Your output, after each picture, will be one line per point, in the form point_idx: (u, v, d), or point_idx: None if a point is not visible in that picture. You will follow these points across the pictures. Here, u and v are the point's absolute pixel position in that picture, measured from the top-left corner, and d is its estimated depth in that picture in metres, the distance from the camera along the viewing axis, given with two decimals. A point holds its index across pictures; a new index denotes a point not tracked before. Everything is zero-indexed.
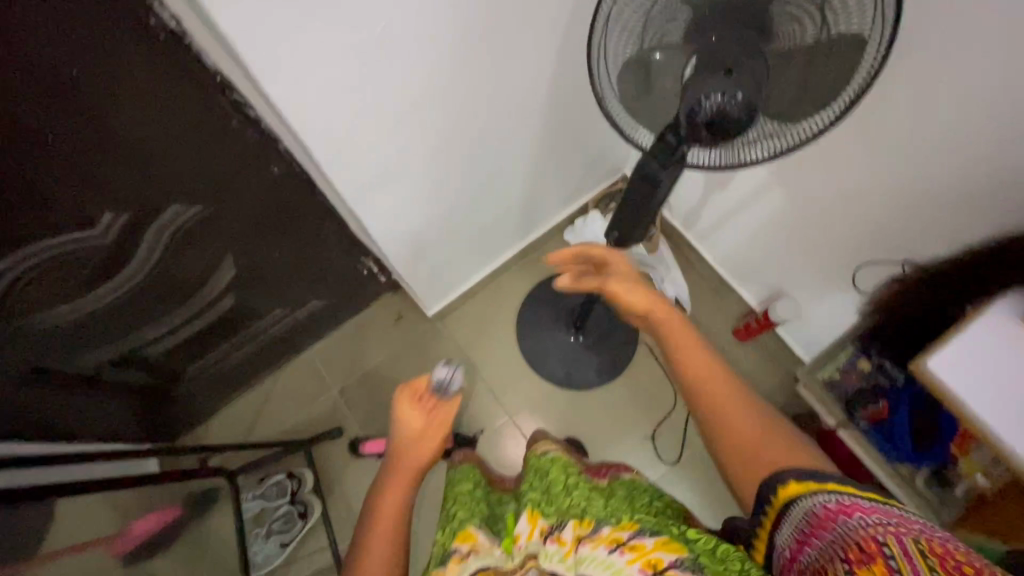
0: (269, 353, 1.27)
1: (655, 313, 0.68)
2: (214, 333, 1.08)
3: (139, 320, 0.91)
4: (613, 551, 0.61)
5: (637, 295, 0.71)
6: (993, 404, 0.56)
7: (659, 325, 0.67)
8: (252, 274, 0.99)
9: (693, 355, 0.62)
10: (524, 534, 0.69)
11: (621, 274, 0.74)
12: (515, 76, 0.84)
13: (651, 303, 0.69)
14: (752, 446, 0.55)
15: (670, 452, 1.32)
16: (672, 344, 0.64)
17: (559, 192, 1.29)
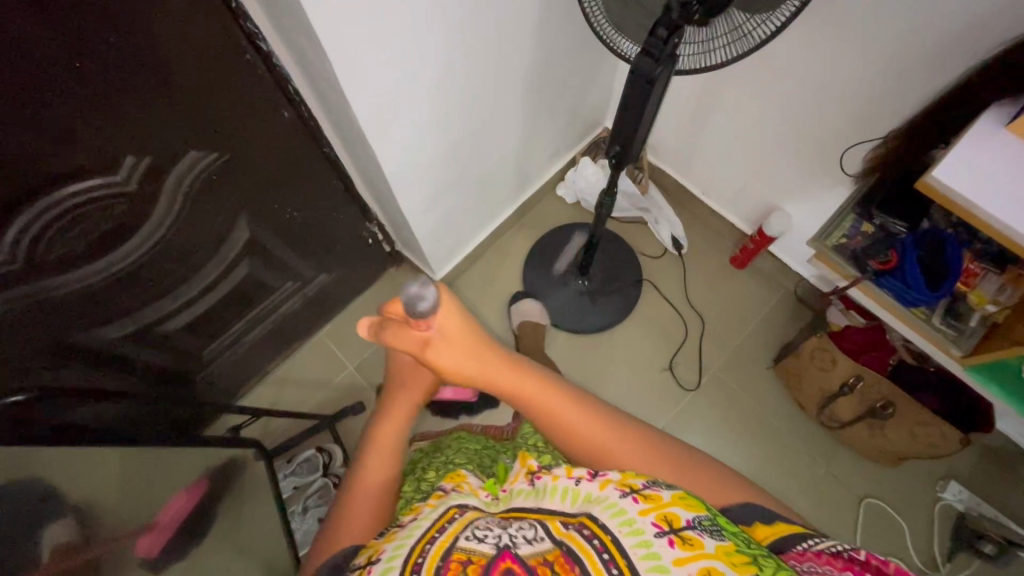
0: (282, 334, 1.27)
1: (522, 383, 0.75)
2: (226, 311, 1.07)
3: (158, 288, 0.89)
4: (623, 493, 0.55)
5: (468, 361, 0.76)
6: (1008, 201, 0.57)
7: (526, 399, 0.74)
8: (266, 236, 1.00)
9: (575, 433, 0.72)
10: (512, 478, 0.64)
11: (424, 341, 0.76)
12: (508, 4, 0.87)
13: (492, 372, 0.76)
14: (667, 467, 0.67)
15: (689, 379, 1.34)
16: (557, 422, 0.73)
17: (544, 146, 1.34)
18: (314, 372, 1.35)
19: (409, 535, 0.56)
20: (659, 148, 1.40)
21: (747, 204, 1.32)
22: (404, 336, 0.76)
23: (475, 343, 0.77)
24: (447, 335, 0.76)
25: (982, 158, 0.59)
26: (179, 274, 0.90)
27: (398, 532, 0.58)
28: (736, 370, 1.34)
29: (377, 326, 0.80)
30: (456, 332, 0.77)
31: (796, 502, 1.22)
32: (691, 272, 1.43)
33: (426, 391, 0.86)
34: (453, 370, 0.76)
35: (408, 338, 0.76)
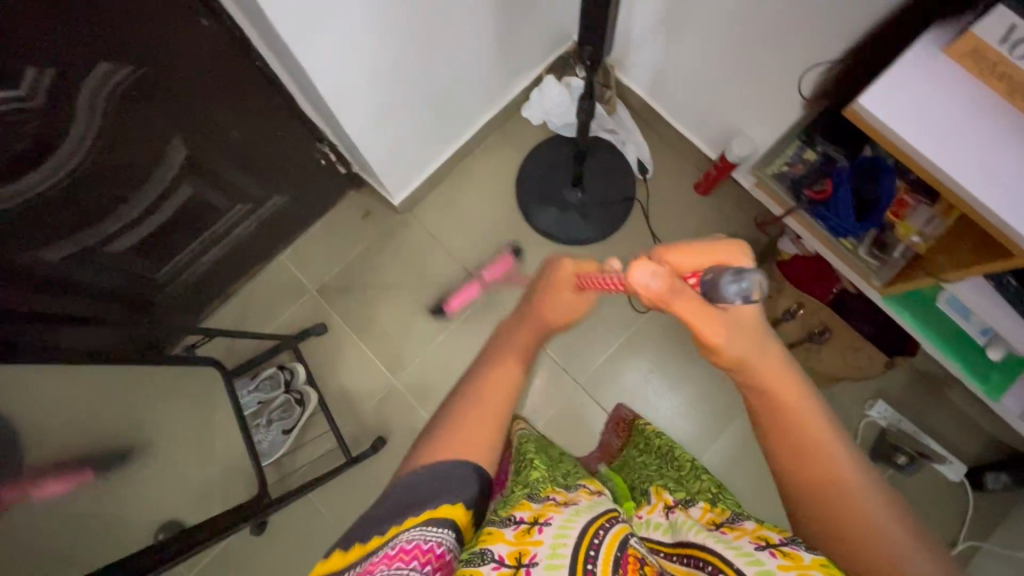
0: (240, 255, 1.27)
1: (801, 416, 0.51)
2: (175, 234, 1.07)
3: (93, 211, 0.88)
4: (758, 545, 0.46)
5: (734, 337, 0.52)
6: (933, 131, 0.56)
7: (795, 426, 0.51)
8: (206, 155, 0.97)
9: (828, 489, 0.48)
10: (648, 508, 0.64)
11: (713, 320, 0.52)
12: None
13: (754, 356, 0.53)
14: None
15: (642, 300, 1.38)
16: (812, 465, 0.49)
17: (508, 62, 1.26)
18: (277, 295, 1.37)
19: (572, 520, 0.52)
20: (629, 65, 1.33)
21: (714, 130, 1.28)
22: (693, 296, 0.52)
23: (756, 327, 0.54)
24: (730, 317, 0.53)
25: (919, 84, 0.56)
26: (114, 199, 0.89)
27: (559, 506, 0.55)
28: None
29: (661, 282, 0.50)
30: (745, 319, 0.54)
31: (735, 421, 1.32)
32: (654, 199, 1.42)
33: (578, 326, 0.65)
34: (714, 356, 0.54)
35: (698, 308, 0.51)
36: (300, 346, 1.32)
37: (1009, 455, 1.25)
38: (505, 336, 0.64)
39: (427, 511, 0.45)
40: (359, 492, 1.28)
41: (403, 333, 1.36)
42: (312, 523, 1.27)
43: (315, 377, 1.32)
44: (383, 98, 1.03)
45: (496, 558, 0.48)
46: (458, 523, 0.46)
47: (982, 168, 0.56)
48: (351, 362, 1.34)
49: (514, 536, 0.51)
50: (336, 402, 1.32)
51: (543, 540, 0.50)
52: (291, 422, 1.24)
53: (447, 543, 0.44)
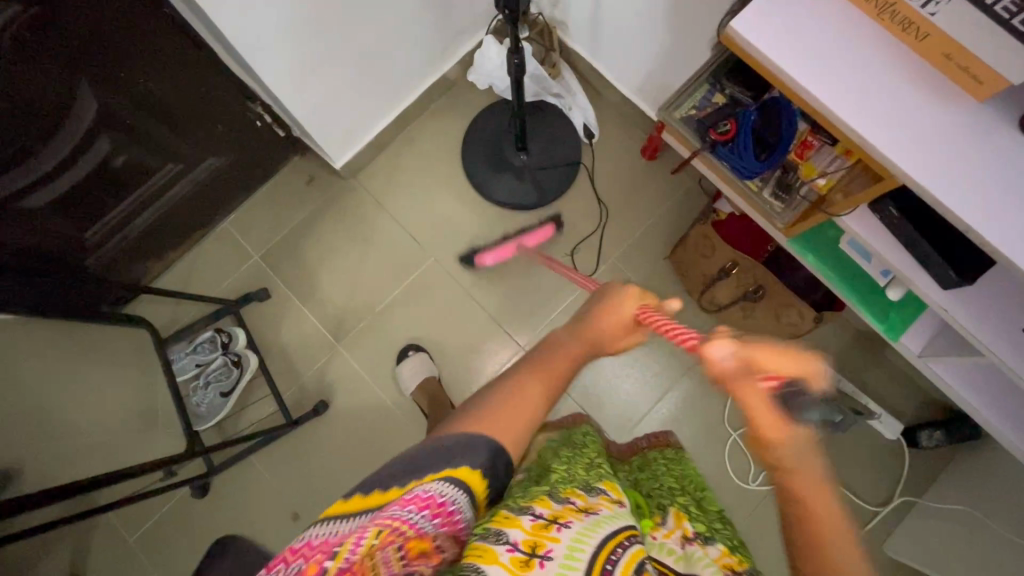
0: (177, 219, 1.26)
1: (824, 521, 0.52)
2: (98, 191, 1.06)
3: (0, 162, 0.87)
4: None
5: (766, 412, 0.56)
6: (799, 54, 0.55)
7: (810, 508, 0.53)
8: (121, 108, 0.95)
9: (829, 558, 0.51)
10: (665, 530, 0.64)
11: (773, 420, 0.55)
12: None
13: (786, 438, 0.55)
14: None
15: (588, 265, 1.37)
16: (817, 528, 0.52)
17: (446, 21, 1.25)
18: (220, 261, 1.37)
19: (589, 531, 0.52)
20: (572, 26, 1.31)
21: (653, 91, 1.28)
22: (765, 402, 0.56)
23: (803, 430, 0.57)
24: (798, 441, 0.56)
25: (788, 7, 0.56)
26: (15, 151, 0.87)
27: (588, 514, 0.55)
28: (635, 259, 1.37)
29: (734, 360, 0.56)
30: (801, 441, 0.56)
31: (678, 382, 1.31)
32: (600, 164, 1.41)
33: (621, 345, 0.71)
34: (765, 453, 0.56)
35: (764, 402, 0.56)
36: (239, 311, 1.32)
37: (945, 411, 1.26)
38: (558, 338, 0.69)
39: (448, 471, 0.54)
40: (302, 455, 1.29)
41: (346, 299, 1.36)
42: (255, 486, 1.28)
43: (256, 342, 1.32)
44: (305, 52, 1.02)
45: (510, 540, 0.49)
46: (468, 485, 0.54)
47: (851, 86, 0.55)
48: (295, 328, 1.34)
49: (531, 525, 0.52)
50: (278, 366, 1.32)
51: (560, 537, 0.51)
52: (226, 385, 1.25)
53: (458, 497, 0.52)
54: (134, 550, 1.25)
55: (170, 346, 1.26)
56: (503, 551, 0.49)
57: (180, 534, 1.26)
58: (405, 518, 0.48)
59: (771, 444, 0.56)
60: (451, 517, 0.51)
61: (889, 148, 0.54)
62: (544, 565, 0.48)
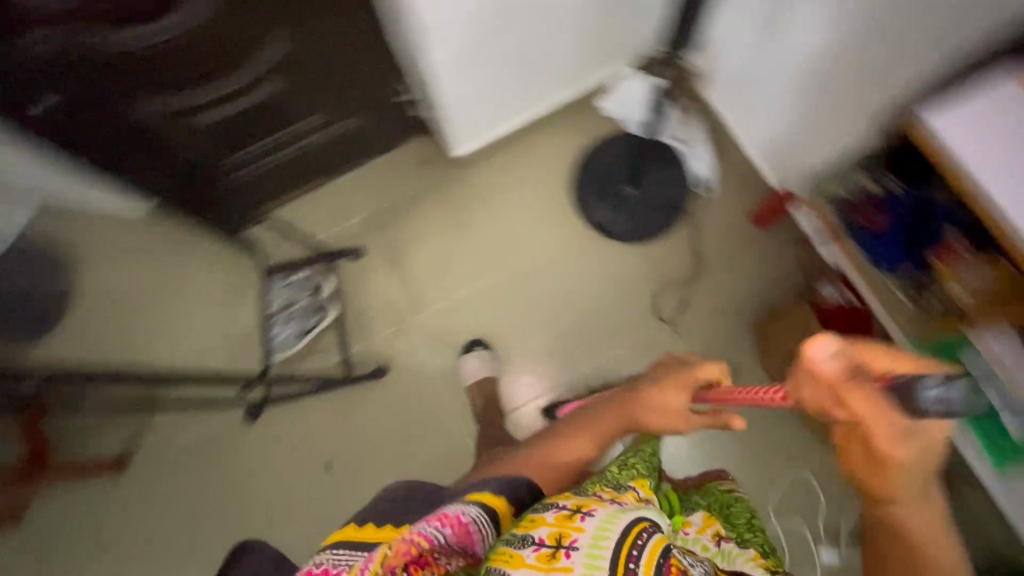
0: (303, 165, 1.34)
1: (915, 526, 0.58)
2: (253, 123, 1.15)
3: (194, 77, 0.98)
4: None
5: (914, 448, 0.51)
6: (996, 164, 0.62)
7: (909, 531, 0.58)
8: (299, 57, 1.04)
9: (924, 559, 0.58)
10: (696, 529, 0.84)
11: (895, 430, 0.49)
12: None
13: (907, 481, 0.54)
14: None
15: (670, 312, 1.37)
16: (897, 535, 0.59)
17: (599, 46, 1.29)
18: (326, 212, 1.45)
19: (609, 523, 0.62)
20: (719, 80, 1.32)
21: (784, 161, 1.27)
22: (888, 408, 0.49)
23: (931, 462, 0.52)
24: (917, 444, 0.51)
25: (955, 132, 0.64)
26: (196, 71, 0.96)
27: (605, 504, 0.66)
28: (719, 319, 1.35)
29: (841, 368, 0.49)
30: (931, 452, 0.52)
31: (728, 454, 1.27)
32: (708, 217, 1.41)
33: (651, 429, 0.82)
34: (877, 480, 0.54)
35: (881, 407, 0.49)
36: (333, 264, 1.39)
37: None
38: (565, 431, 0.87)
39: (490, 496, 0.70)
40: (349, 411, 1.33)
41: (430, 279, 1.41)
42: (299, 427, 1.33)
43: (338, 295, 1.38)
44: (472, 45, 1.08)
45: (536, 540, 0.61)
46: (489, 505, 0.68)
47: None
48: (375, 292, 1.40)
49: (557, 518, 0.64)
50: (351, 323, 1.37)
51: (585, 528, 0.62)
52: (305, 328, 1.33)
53: (483, 521, 0.66)
54: (177, 451, 1.33)
55: (266, 279, 1.35)
56: (529, 553, 0.60)
57: (223, 452, 1.32)
58: (425, 534, 0.59)
59: (891, 466, 0.52)
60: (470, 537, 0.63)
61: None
62: (569, 557, 0.59)
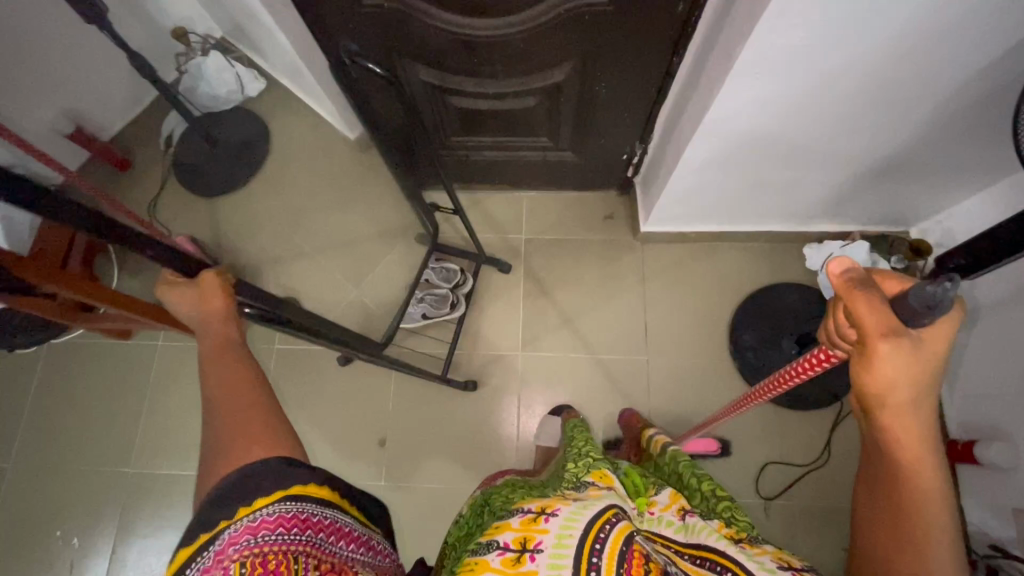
0: (503, 170, 1.38)
1: (906, 453, 0.49)
2: (493, 123, 1.19)
3: (477, 73, 1.01)
4: (779, 562, 0.61)
5: (904, 371, 0.46)
6: None
7: (907, 457, 0.49)
8: (570, 92, 1.06)
9: (907, 540, 0.50)
10: (661, 506, 0.74)
11: (886, 326, 0.45)
12: (945, 57, 0.78)
13: (896, 398, 0.48)
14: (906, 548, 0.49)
15: (769, 487, 1.27)
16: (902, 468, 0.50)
17: (840, 203, 1.22)
18: (497, 217, 1.48)
19: (570, 526, 0.63)
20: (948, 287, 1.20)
21: (976, 411, 1.14)
22: (881, 308, 0.45)
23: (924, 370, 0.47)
24: (911, 347, 0.46)
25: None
26: (497, 69, 1.00)
27: (570, 501, 0.68)
28: (815, 522, 1.24)
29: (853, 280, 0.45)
30: (931, 351, 0.46)
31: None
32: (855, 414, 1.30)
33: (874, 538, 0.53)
34: (866, 379, 0.48)
35: (879, 314, 0.45)
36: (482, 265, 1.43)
37: None
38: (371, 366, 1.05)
39: (278, 492, 0.49)
40: (430, 404, 1.36)
41: (556, 324, 1.40)
42: (378, 391, 1.38)
43: (471, 297, 1.42)
44: (731, 157, 1.06)
45: (502, 545, 0.63)
46: (311, 495, 0.51)
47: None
48: (504, 310, 1.42)
49: (521, 524, 0.66)
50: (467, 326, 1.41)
51: (550, 530, 0.63)
52: (434, 314, 1.36)
53: (319, 507, 0.51)
54: (270, 353, 1.41)
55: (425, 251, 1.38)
56: (494, 557, 0.62)
57: (307, 377, 1.40)
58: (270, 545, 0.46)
59: (877, 363, 0.46)
60: (336, 527, 0.51)
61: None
62: (533, 559, 0.61)
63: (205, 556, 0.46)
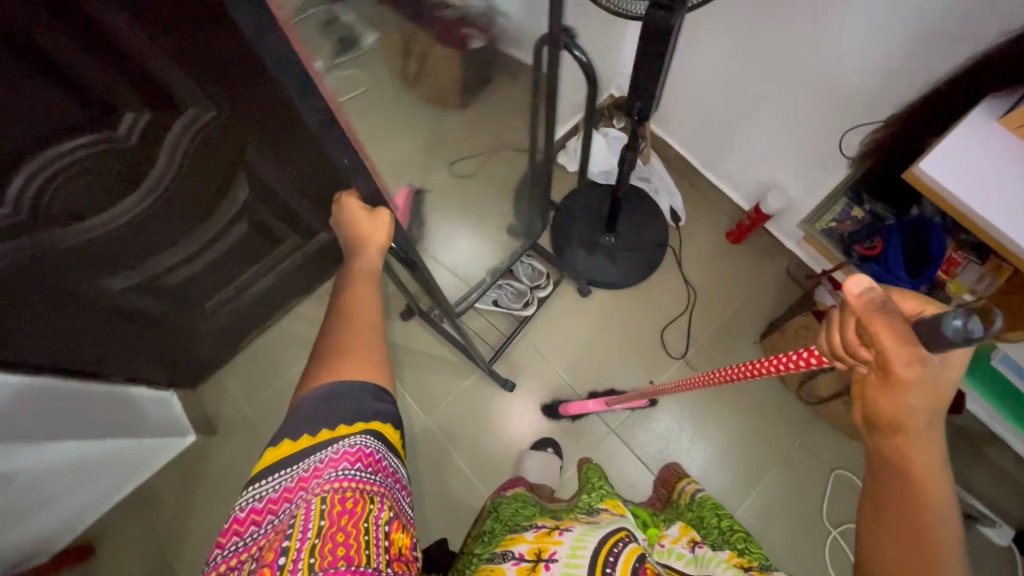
0: (284, 288, 1.31)
1: (920, 468, 0.50)
2: (227, 265, 1.09)
3: (159, 242, 0.91)
4: None
5: (920, 398, 0.47)
6: (981, 192, 0.62)
7: (917, 470, 0.50)
8: (264, 196, 1.00)
9: (922, 561, 0.48)
10: (673, 539, 0.78)
11: (912, 356, 0.44)
12: None
13: (914, 423, 0.49)
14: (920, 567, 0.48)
15: (677, 345, 1.39)
16: (908, 483, 0.50)
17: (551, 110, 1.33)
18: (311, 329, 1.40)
19: (581, 545, 0.66)
20: (700, 145, 1.38)
21: (745, 180, 1.35)
22: (908, 336, 0.43)
23: (940, 395, 0.47)
24: (933, 373, 0.45)
25: (964, 148, 0.64)
26: (186, 223, 0.91)
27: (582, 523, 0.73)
28: (722, 341, 1.39)
29: (878, 302, 0.42)
30: (947, 377, 0.47)
31: (760, 484, 1.29)
32: (685, 245, 1.46)
33: (905, 552, 0.50)
34: (886, 404, 0.49)
35: (902, 344, 0.43)
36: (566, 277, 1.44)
37: None
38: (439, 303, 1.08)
39: (358, 425, 0.56)
40: None
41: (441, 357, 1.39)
42: None
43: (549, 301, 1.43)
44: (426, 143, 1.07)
45: (517, 556, 0.69)
46: (387, 436, 0.58)
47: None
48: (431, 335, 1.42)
49: (536, 537, 0.72)
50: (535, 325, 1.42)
51: (563, 542, 0.68)
52: (504, 303, 1.38)
53: (382, 448, 0.56)
54: None
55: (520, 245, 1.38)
56: (510, 565, 0.68)
57: None
58: (345, 478, 0.52)
59: (901, 389, 0.47)
60: (391, 473, 0.57)
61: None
62: (548, 567, 0.65)
63: (290, 475, 0.53)
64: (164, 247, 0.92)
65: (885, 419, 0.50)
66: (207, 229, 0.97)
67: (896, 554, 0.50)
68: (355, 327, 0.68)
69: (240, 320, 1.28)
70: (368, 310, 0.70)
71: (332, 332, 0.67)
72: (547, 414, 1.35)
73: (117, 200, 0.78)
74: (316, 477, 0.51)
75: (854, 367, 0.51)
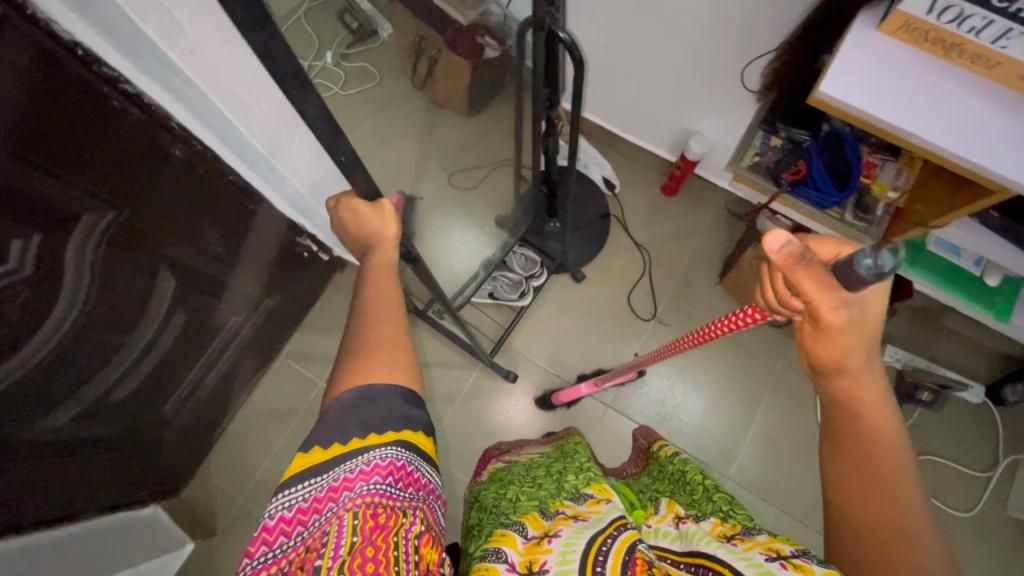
0: (241, 363, 1.25)
1: (868, 404, 0.53)
2: (176, 361, 1.03)
3: (93, 363, 0.84)
4: (770, 557, 0.53)
5: (851, 336, 0.50)
6: (880, 97, 0.66)
7: (865, 406, 0.53)
8: (190, 281, 0.94)
9: (881, 492, 0.50)
10: (657, 517, 0.67)
11: (835, 300, 0.47)
12: None
13: (852, 359, 0.52)
14: (878, 500, 0.50)
15: (645, 307, 1.42)
16: (857, 419, 0.53)
17: None
18: (281, 396, 1.34)
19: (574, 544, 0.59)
20: (613, 111, 1.40)
21: (664, 134, 1.38)
22: (828, 280, 0.46)
23: (870, 331, 0.51)
24: (857, 312, 0.49)
25: (853, 61, 0.67)
26: (116, 335, 0.84)
27: (571, 519, 0.64)
28: (685, 290, 1.43)
29: (797, 254, 0.45)
30: (871, 314, 0.50)
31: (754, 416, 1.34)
32: (626, 210, 1.48)
33: (865, 485, 0.51)
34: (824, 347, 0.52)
35: (822, 289, 0.46)
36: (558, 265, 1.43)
37: (1009, 368, 1.32)
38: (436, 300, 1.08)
39: (391, 437, 0.53)
40: None
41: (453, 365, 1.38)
42: None
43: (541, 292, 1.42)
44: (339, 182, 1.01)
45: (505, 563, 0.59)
46: (419, 445, 0.55)
47: (923, 117, 0.66)
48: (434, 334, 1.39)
49: (525, 546, 0.61)
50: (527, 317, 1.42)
51: (553, 548, 0.59)
52: (502, 295, 1.37)
53: (415, 458, 0.53)
54: None
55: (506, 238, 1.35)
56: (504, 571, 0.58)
57: None
58: (377, 492, 0.48)
59: (834, 332, 0.50)
60: (419, 479, 0.53)
61: (964, 151, 0.65)
62: None
63: (321, 484, 0.50)
64: (98, 368, 0.85)
65: (826, 360, 0.53)
66: (143, 331, 0.90)
67: (856, 489, 0.51)
68: (369, 340, 0.62)
69: (206, 409, 1.21)
70: (390, 309, 0.65)
71: (348, 345, 0.63)
72: (540, 408, 1.34)
73: (32, 338, 0.70)
74: (346, 490, 0.48)
75: (791, 317, 0.54)
